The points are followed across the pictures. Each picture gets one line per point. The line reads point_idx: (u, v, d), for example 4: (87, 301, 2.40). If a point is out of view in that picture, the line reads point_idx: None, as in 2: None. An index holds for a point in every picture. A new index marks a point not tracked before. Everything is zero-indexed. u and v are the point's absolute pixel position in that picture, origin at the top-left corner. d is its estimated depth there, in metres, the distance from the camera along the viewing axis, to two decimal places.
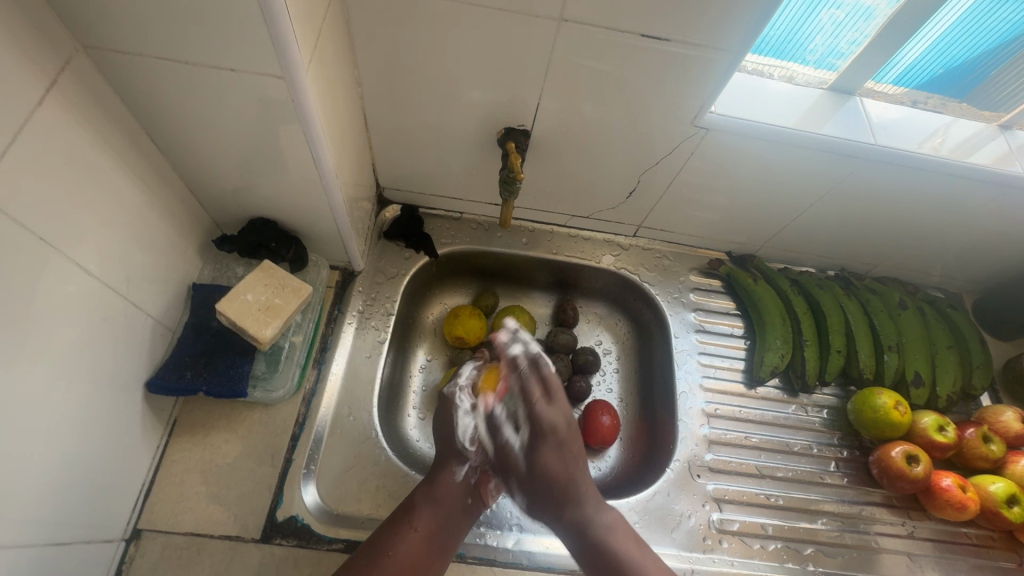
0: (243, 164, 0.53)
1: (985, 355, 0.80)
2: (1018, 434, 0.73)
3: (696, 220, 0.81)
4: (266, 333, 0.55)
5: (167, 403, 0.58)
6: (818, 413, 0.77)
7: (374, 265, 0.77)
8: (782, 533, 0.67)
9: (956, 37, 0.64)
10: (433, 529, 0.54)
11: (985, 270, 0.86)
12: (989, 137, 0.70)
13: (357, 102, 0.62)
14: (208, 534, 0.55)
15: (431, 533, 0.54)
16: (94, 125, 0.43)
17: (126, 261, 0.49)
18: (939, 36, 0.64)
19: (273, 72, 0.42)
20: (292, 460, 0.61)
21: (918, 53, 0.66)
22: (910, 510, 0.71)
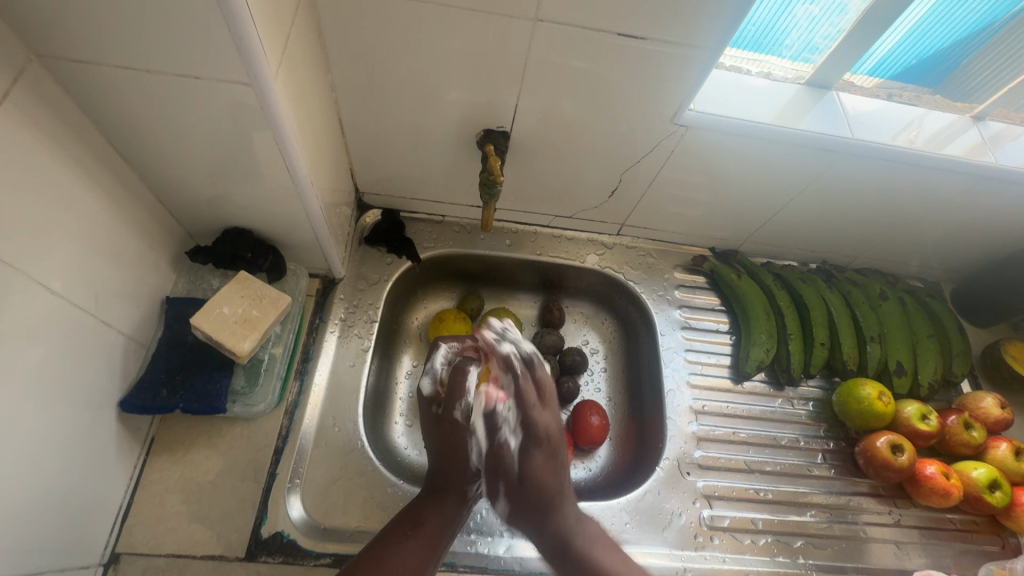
0: (214, 173, 0.52)
1: (964, 343, 0.81)
2: (998, 419, 0.74)
3: (679, 217, 0.81)
4: (244, 346, 0.54)
5: (143, 421, 0.57)
6: (804, 405, 0.78)
7: (355, 272, 0.75)
8: (772, 527, 0.67)
9: (928, 29, 0.65)
10: (434, 535, 0.53)
11: (963, 258, 0.87)
12: (963, 128, 0.71)
13: (332, 107, 0.61)
14: (191, 555, 0.54)
15: (432, 541, 0.53)
16: (53, 137, 0.41)
17: (93, 278, 0.47)
18: (912, 27, 0.64)
19: (241, 79, 0.40)
20: (276, 474, 0.59)
21: (892, 45, 0.66)
22: (896, 498, 0.72)
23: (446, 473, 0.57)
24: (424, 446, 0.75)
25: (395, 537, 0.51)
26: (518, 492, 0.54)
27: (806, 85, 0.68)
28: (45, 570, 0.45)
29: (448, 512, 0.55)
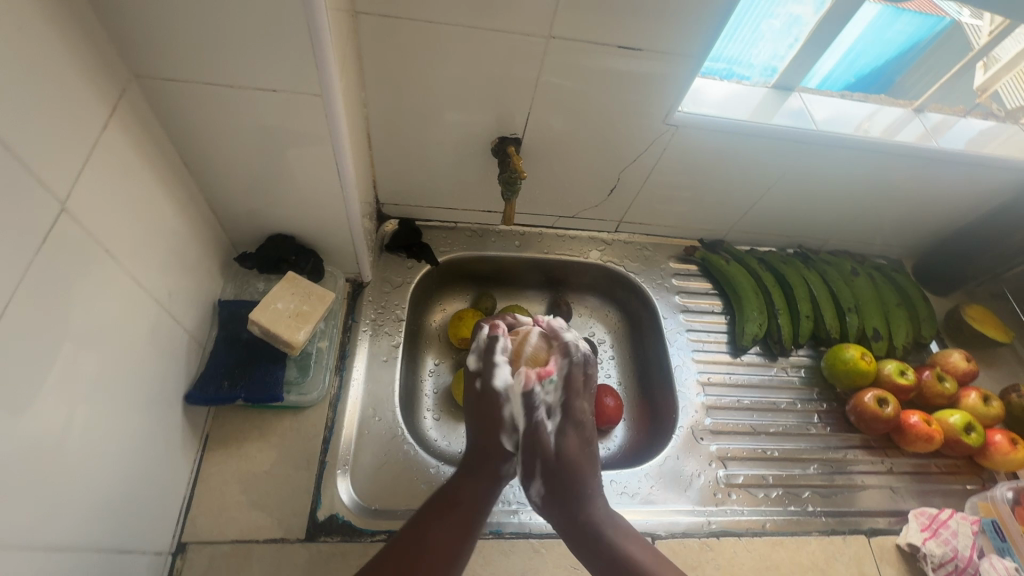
0: (269, 180, 0.57)
1: (928, 309, 0.91)
2: (966, 371, 0.83)
3: (671, 212, 0.89)
4: (299, 337, 0.58)
5: (200, 417, 0.60)
6: (797, 372, 0.86)
7: (380, 276, 0.81)
8: (781, 481, 0.74)
9: (861, 51, 0.79)
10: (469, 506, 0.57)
11: (919, 235, 0.98)
12: (907, 119, 0.82)
13: (363, 122, 0.67)
14: (254, 540, 0.57)
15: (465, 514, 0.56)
16: (142, 148, 0.46)
17: (167, 277, 0.51)
18: (847, 49, 0.78)
19: (311, 91, 0.47)
20: (326, 462, 0.63)
21: (831, 67, 0.80)
22: (886, 449, 0.80)
23: (481, 457, 0.61)
24: (453, 437, 0.80)
25: (433, 518, 0.54)
26: (564, 464, 0.60)
27: (773, 88, 0.78)
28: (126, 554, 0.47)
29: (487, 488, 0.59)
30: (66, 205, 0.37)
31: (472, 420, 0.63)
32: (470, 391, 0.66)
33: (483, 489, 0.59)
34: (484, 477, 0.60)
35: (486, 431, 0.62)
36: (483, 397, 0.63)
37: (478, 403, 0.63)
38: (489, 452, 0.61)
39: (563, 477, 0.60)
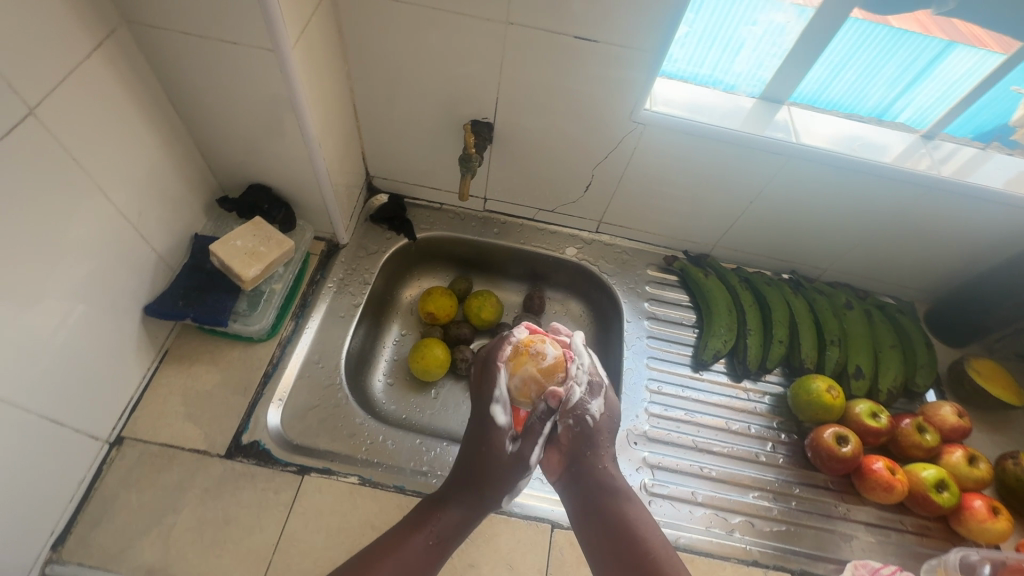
0: (245, 130, 0.64)
1: (930, 356, 0.83)
2: (955, 427, 0.75)
3: (652, 218, 0.89)
4: (249, 272, 0.64)
5: (161, 333, 0.67)
6: (761, 398, 0.81)
7: (358, 241, 0.86)
8: (712, 501, 0.71)
9: (986, 108, 0.74)
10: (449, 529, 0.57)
11: (934, 276, 0.90)
12: (912, 145, 0.77)
13: (347, 94, 0.74)
14: (180, 447, 0.63)
15: (444, 542, 0.56)
16: (127, 82, 0.54)
17: (139, 199, 0.59)
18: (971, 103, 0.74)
19: (267, 46, 0.53)
20: (262, 393, 0.68)
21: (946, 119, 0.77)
22: (845, 494, 0.74)
23: (491, 474, 0.60)
24: (401, 403, 0.84)
25: (411, 530, 0.56)
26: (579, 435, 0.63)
27: (761, 99, 0.76)
28: (59, 425, 0.55)
29: (479, 509, 0.59)
30: (34, 110, 0.44)
31: (473, 448, 0.62)
32: (473, 427, 0.64)
33: (470, 510, 0.59)
34: (473, 500, 0.59)
35: (487, 457, 0.61)
36: (483, 426, 0.63)
37: (479, 437, 0.62)
38: (494, 468, 0.60)
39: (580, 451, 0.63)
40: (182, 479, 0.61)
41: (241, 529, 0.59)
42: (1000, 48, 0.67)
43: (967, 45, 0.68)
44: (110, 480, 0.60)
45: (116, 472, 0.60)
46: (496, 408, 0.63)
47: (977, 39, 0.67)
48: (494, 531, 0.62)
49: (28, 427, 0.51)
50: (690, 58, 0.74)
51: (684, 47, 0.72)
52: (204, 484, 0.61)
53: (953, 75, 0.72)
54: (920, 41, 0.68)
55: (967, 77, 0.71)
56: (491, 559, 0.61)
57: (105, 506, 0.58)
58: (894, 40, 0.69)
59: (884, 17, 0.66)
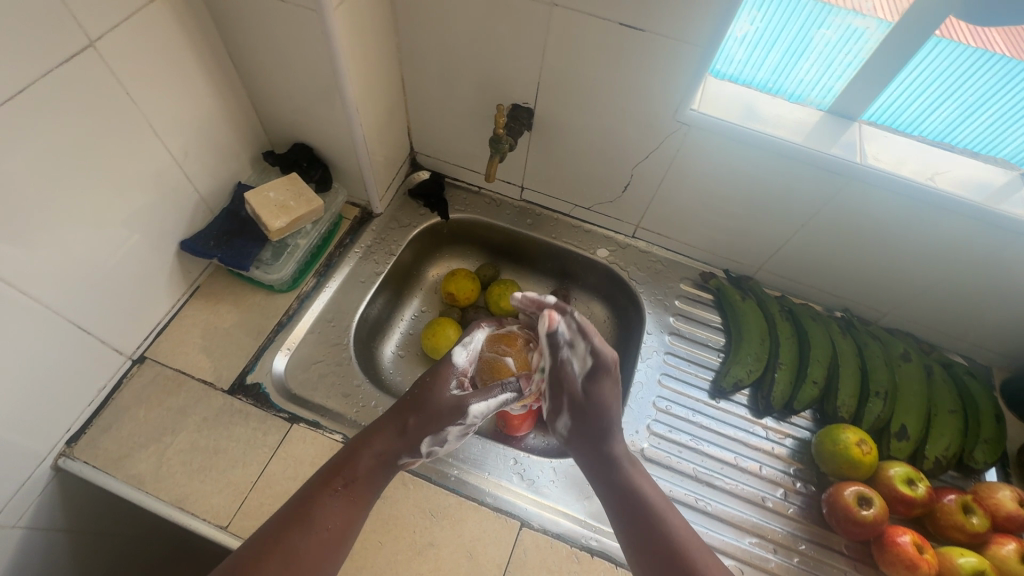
0: (292, 89, 0.68)
1: (997, 431, 0.72)
2: (1011, 515, 0.64)
3: (692, 229, 0.84)
4: (276, 224, 0.68)
5: (195, 269, 0.73)
6: (783, 440, 0.74)
7: (392, 213, 0.88)
8: (702, 537, 0.65)
9: None
10: (361, 478, 0.56)
11: (1020, 341, 0.77)
12: (1009, 184, 0.66)
13: (396, 66, 0.75)
14: (190, 376, 0.67)
15: (353, 491, 0.55)
16: (189, 30, 0.59)
17: (188, 141, 0.64)
18: None
19: (312, 7, 0.56)
20: (272, 340, 0.72)
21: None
22: (859, 562, 0.65)
23: (423, 415, 0.59)
24: (407, 375, 0.85)
25: (331, 483, 0.54)
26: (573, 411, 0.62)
27: (829, 113, 0.69)
28: (89, 334, 0.60)
29: (399, 451, 0.59)
30: (94, 43, 0.49)
31: (417, 388, 0.62)
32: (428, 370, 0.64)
33: (389, 455, 0.58)
34: (398, 448, 0.58)
35: (426, 405, 0.60)
36: (439, 372, 0.63)
37: (429, 373, 0.63)
38: (427, 412, 0.60)
39: (589, 423, 0.61)
40: (186, 405, 0.65)
41: (226, 461, 0.62)
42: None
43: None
44: (126, 394, 0.65)
45: (132, 387, 0.65)
46: (458, 352, 0.65)
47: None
48: (461, 517, 0.61)
49: (59, 329, 0.56)
50: (753, 61, 0.68)
51: (747, 49, 0.67)
52: (204, 414, 0.65)
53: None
54: None
55: None
56: (453, 543, 0.60)
57: (117, 416, 0.63)
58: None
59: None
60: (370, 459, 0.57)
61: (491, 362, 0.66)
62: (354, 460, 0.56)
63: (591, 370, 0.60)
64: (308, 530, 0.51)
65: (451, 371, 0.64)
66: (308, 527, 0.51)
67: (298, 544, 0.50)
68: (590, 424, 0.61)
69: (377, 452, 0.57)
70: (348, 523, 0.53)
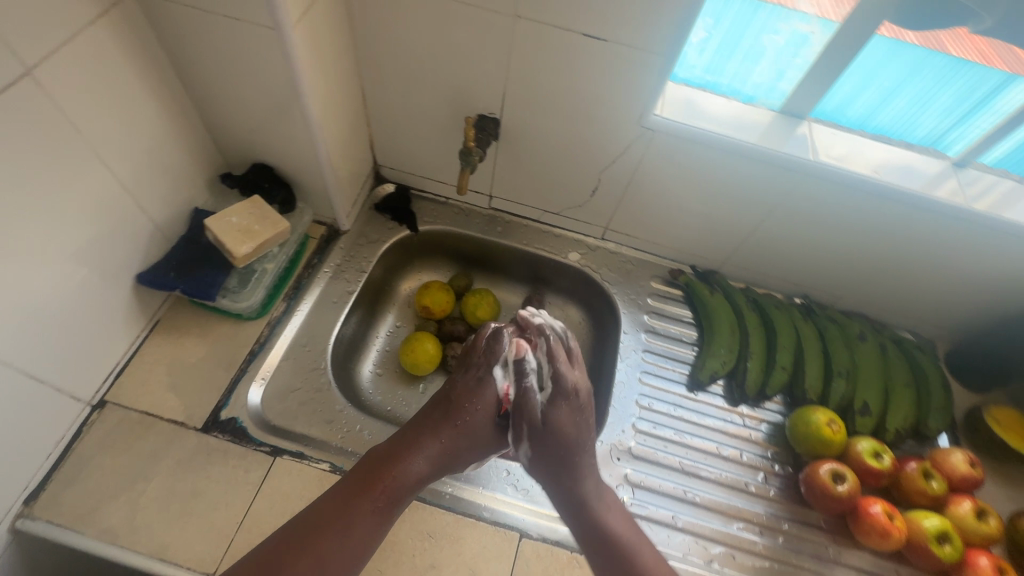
0: (248, 108, 0.65)
1: (945, 399, 0.78)
2: (965, 476, 0.70)
3: (659, 229, 0.86)
4: (242, 249, 0.65)
5: (153, 302, 0.68)
6: (758, 425, 0.78)
7: (359, 229, 0.86)
8: (693, 528, 0.68)
9: None
10: (399, 495, 0.56)
11: (959, 315, 0.84)
12: (943, 173, 0.72)
13: (356, 80, 0.74)
14: (159, 417, 0.63)
15: (390, 508, 0.55)
16: (134, 52, 0.55)
17: (139, 168, 0.60)
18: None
19: (270, 25, 0.53)
20: (245, 371, 0.69)
21: (1004, 154, 0.72)
22: (838, 535, 0.70)
23: (466, 438, 0.61)
24: (387, 394, 0.83)
25: (359, 487, 0.55)
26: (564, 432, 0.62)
27: (781, 113, 0.73)
28: (41, 383, 0.56)
29: (436, 471, 0.60)
30: (31, 70, 0.45)
31: (453, 409, 0.62)
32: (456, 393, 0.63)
33: (428, 474, 0.59)
34: (438, 468, 0.60)
35: (466, 428, 0.61)
36: (478, 391, 0.63)
37: (463, 396, 0.63)
38: (469, 433, 0.61)
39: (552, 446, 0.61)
40: (157, 449, 0.61)
41: (207, 504, 0.59)
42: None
43: (974, 61, 0.63)
44: (88, 443, 0.61)
45: (94, 435, 0.61)
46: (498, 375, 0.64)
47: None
48: (460, 534, 0.61)
49: (8, 381, 0.52)
50: (710, 66, 0.71)
51: (704, 55, 0.69)
52: (177, 456, 0.61)
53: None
54: (982, 71, 0.64)
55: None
56: (454, 562, 0.59)
57: (79, 467, 0.59)
58: (955, 69, 0.65)
59: (939, 40, 0.62)
60: (413, 469, 0.57)
61: (509, 397, 0.64)
62: (392, 467, 0.57)
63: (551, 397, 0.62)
64: (338, 534, 0.51)
65: (489, 392, 0.64)
66: (337, 531, 0.52)
67: (328, 548, 0.51)
68: (552, 450, 0.61)
69: (421, 461, 0.58)
70: (380, 534, 0.54)
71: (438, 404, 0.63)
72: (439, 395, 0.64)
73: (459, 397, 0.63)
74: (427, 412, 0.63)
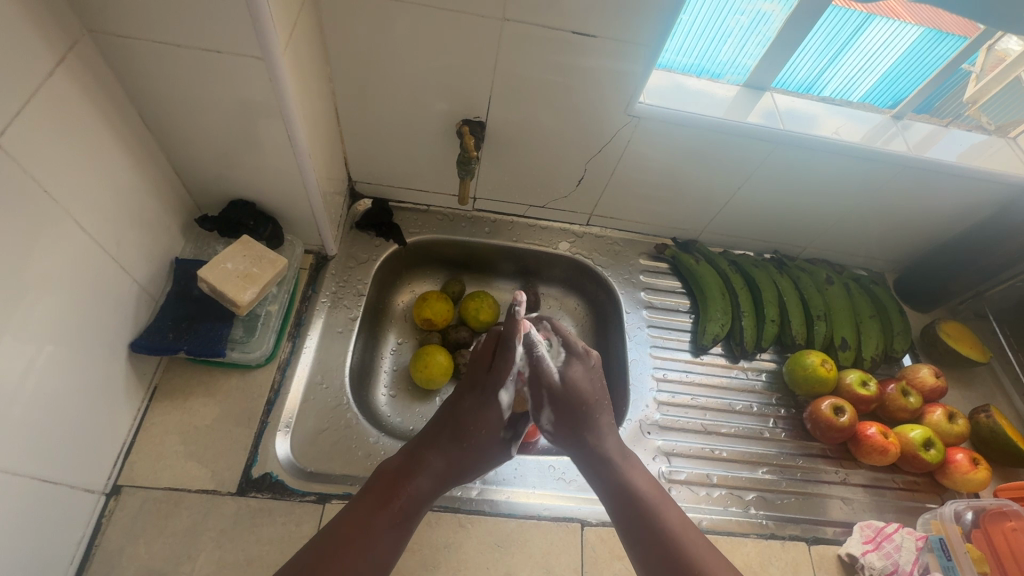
0: (224, 143, 0.60)
1: (904, 323, 0.89)
2: (933, 387, 0.81)
3: (642, 208, 0.90)
4: (244, 297, 0.61)
5: (148, 368, 0.63)
6: (758, 376, 0.85)
7: (347, 251, 0.82)
8: (726, 481, 0.74)
9: (902, 71, 0.79)
10: (412, 506, 0.56)
11: (902, 249, 0.96)
12: (885, 126, 0.80)
13: (329, 97, 0.70)
14: (186, 489, 0.59)
15: (407, 522, 0.55)
16: (93, 98, 0.49)
17: (114, 226, 0.54)
18: (886, 69, 0.79)
19: (254, 54, 0.49)
20: (267, 422, 0.65)
21: (867, 87, 0.81)
22: (843, 459, 0.79)
23: (473, 444, 0.61)
24: (406, 414, 0.81)
25: (374, 504, 0.54)
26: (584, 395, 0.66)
27: (745, 87, 0.78)
28: (52, 482, 0.50)
29: (447, 478, 0.59)
30: None
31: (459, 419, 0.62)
32: (455, 409, 0.63)
33: (439, 484, 0.59)
34: (447, 475, 0.59)
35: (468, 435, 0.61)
36: (485, 409, 0.63)
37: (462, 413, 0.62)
38: (473, 440, 0.62)
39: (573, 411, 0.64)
40: (193, 523, 0.57)
41: (266, 567, 0.56)
42: (913, 19, 0.71)
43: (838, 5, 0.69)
44: (112, 533, 0.55)
45: (118, 523, 0.56)
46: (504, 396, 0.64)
47: (894, 12, 0.71)
48: (526, 537, 0.62)
49: (19, 488, 0.46)
50: (678, 48, 0.74)
51: (675, 38, 0.73)
52: (218, 526, 0.57)
53: (873, 45, 0.75)
54: (844, 13, 0.71)
55: (879, 43, 0.75)
56: (527, 565, 0.61)
57: (110, 562, 0.54)
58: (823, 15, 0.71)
59: None
60: (423, 486, 0.57)
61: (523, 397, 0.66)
62: (402, 485, 0.56)
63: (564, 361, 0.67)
64: (361, 551, 0.51)
65: (493, 409, 0.64)
66: (360, 548, 0.51)
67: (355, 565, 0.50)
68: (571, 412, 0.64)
69: (429, 477, 0.58)
70: (398, 550, 0.54)
71: (444, 420, 0.62)
72: (443, 412, 0.64)
73: (463, 415, 0.62)
74: (432, 429, 0.62)
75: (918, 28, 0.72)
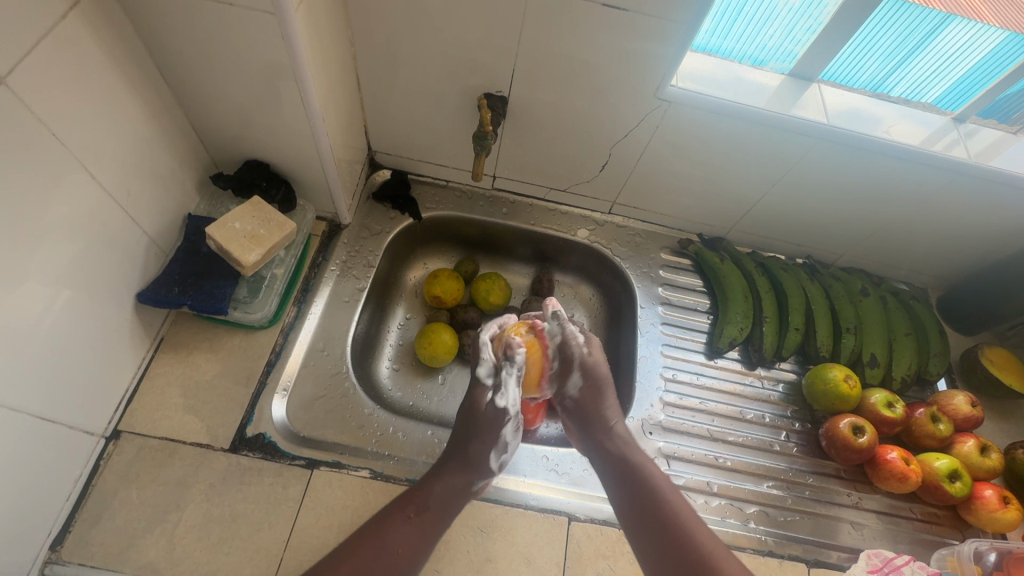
0: (239, 102, 0.59)
1: (943, 343, 0.83)
2: (967, 416, 0.75)
3: (669, 199, 0.85)
4: (249, 257, 0.61)
5: (155, 320, 0.64)
6: (775, 387, 0.81)
7: (360, 221, 0.82)
8: (727, 491, 0.70)
9: (979, 78, 0.71)
10: (428, 511, 0.54)
11: (951, 264, 0.88)
12: (944, 129, 0.73)
13: (349, 62, 0.68)
14: (182, 441, 0.60)
15: (426, 520, 0.53)
16: (107, 45, 0.49)
17: (126, 177, 0.55)
18: (961, 76, 0.72)
19: (266, 8, 0.48)
20: (265, 383, 0.65)
21: (940, 93, 0.75)
22: (857, 482, 0.74)
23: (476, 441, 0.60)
24: (407, 389, 0.81)
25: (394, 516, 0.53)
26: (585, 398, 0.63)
27: (790, 76, 0.73)
28: (53, 422, 0.52)
29: (467, 479, 0.58)
30: (7, 79, 0.40)
31: (461, 421, 0.62)
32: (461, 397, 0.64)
33: (456, 489, 0.57)
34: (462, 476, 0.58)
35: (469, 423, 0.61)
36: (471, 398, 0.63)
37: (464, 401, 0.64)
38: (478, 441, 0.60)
39: (587, 423, 0.62)
40: (185, 475, 0.58)
41: (250, 525, 0.57)
42: (996, 20, 0.64)
43: (914, 3, 0.64)
44: (107, 478, 0.57)
45: (114, 468, 0.57)
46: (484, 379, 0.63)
47: (975, 11, 0.64)
48: (510, 526, 0.61)
49: (18, 425, 0.47)
50: (720, 30, 0.70)
51: (715, 20, 0.69)
52: (208, 480, 0.58)
53: (949, 48, 0.68)
54: (920, 12, 0.65)
55: (959, 47, 0.68)
56: (508, 553, 0.60)
57: (104, 504, 0.55)
58: (895, 12, 0.65)
59: None
60: (437, 490, 0.56)
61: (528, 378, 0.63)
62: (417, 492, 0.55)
63: (562, 373, 0.64)
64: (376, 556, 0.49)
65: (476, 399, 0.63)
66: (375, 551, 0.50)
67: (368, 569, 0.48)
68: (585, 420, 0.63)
69: (445, 484, 0.56)
70: (420, 550, 0.52)
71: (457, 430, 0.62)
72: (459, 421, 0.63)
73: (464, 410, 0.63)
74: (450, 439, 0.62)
75: (1001, 31, 0.65)
